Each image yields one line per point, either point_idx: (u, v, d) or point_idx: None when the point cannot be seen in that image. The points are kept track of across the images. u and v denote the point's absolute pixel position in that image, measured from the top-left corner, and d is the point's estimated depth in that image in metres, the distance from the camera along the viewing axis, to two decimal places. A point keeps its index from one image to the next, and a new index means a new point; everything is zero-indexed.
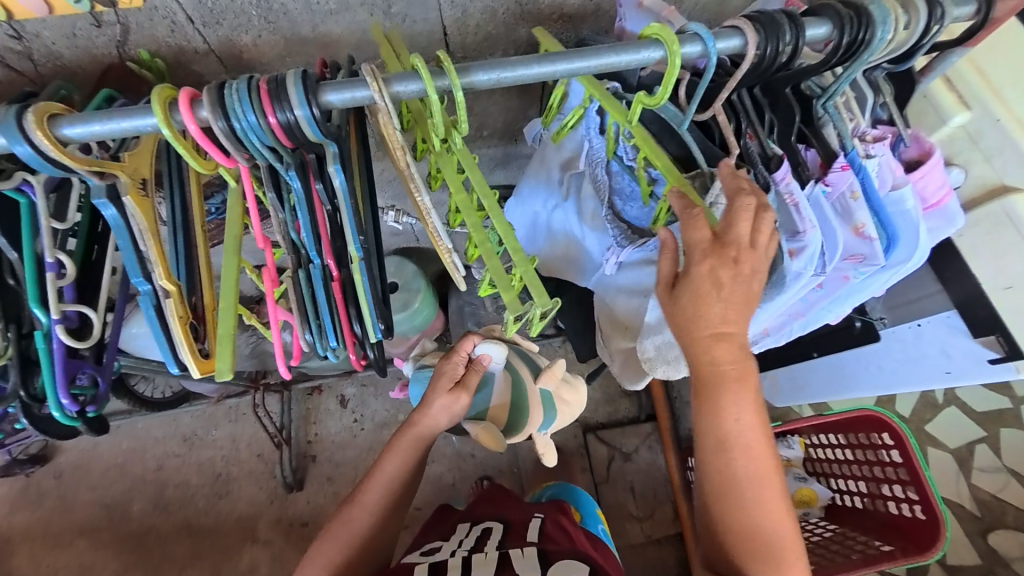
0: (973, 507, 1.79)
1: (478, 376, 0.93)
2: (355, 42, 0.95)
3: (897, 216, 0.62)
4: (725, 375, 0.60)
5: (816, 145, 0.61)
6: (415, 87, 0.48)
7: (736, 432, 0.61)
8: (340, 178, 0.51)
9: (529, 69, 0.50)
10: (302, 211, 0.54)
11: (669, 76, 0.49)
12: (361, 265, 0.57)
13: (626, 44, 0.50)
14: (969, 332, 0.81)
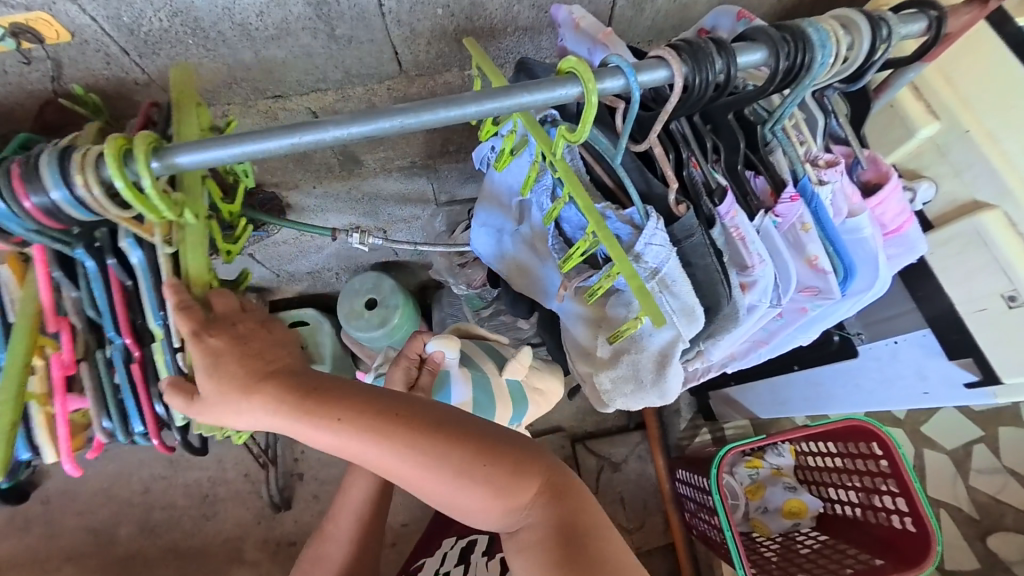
0: (971, 510, 1.74)
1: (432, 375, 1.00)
2: (303, 65, 0.93)
3: (855, 245, 0.59)
4: (309, 423, 0.55)
5: (765, 173, 0.57)
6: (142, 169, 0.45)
7: (371, 454, 0.56)
8: (137, 254, 0.54)
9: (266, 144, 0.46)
10: (97, 288, 0.56)
11: (586, 118, 0.46)
12: (163, 342, 0.57)
13: (541, 82, 0.47)
14: (945, 353, 0.77)
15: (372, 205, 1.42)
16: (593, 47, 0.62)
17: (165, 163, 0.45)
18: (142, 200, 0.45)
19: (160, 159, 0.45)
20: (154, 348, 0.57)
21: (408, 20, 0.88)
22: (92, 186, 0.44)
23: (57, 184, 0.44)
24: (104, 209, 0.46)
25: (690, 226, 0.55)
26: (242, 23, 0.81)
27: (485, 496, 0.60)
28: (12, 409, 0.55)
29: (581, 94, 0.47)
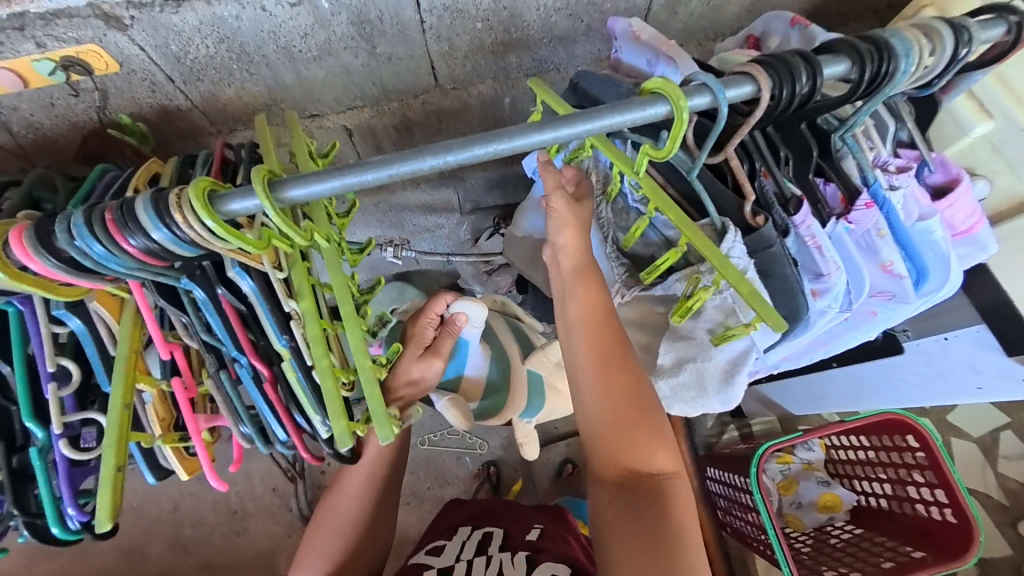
0: (1001, 497, 1.74)
1: (450, 340, 0.85)
2: (340, 84, 0.93)
3: (926, 248, 0.59)
4: (577, 278, 0.68)
5: (836, 180, 0.57)
6: (252, 204, 0.43)
7: (576, 300, 0.68)
8: (248, 282, 0.51)
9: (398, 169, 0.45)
10: (210, 314, 0.53)
11: (674, 133, 0.46)
12: (293, 362, 0.54)
13: (631, 102, 0.46)
14: (1002, 348, 0.77)
15: (397, 216, 1.40)
16: (655, 57, 0.66)
17: (279, 197, 0.44)
18: (236, 236, 0.43)
19: (274, 197, 0.44)
20: (285, 368, 0.55)
21: (447, 35, 0.88)
22: (195, 224, 0.42)
23: (154, 225, 0.42)
24: (208, 244, 0.44)
25: (770, 237, 0.55)
26: (286, 46, 0.82)
27: (617, 397, 0.66)
28: (118, 451, 0.54)
29: (669, 111, 0.46)
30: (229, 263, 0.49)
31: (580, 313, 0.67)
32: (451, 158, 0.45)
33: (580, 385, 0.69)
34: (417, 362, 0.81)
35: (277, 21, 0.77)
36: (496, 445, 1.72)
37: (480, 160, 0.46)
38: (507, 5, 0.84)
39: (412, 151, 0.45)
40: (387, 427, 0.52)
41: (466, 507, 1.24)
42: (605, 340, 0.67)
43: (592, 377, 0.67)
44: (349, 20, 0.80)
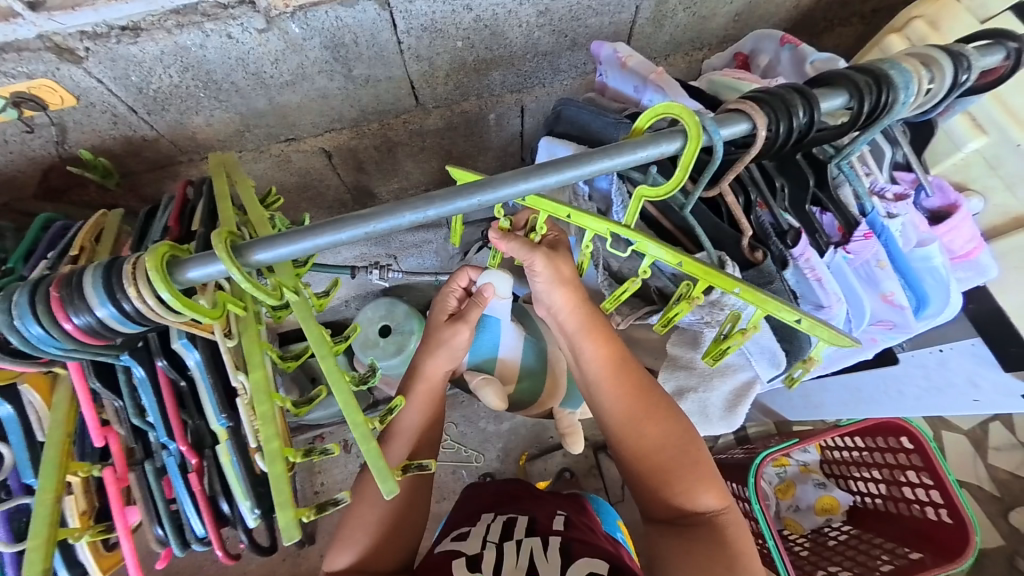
0: (992, 487, 1.68)
1: (480, 309, 0.78)
2: (317, 108, 0.89)
3: (927, 275, 0.57)
4: (588, 338, 0.69)
5: (834, 210, 0.54)
6: (212, 270, 0.41)
7: (592, 358, 0.70)
8: (193, 356, 0.51)
9: (401, 217, 0.42)
10: (145, 394, 0.53)
11: (684, 163, 0.44)
12: (228, 443, 0.55)
13: (619, 145, 0.43)
14: (999, 363, 0.76)
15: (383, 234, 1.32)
16: (643, 84, 0.64)
17: (245, 261, 0.42)
18: (191, 306, 0.41)
19: (240, 260, 0.42)
20: (219, 450, 0.55)
21: (427, 55, 0.84)
22: (148, 298, 0.40)
23: (101, 301, 0.40)
24: (161, 316, 0.42)
25: (769, 274, 0.54)
26: (256, 73, 0.78)
27: (652, 442, 0.71)
28: (45, 553, 0.48)
29: (679, 145, 0.44)
30: (175, 335, 0.50)
31: (599, 368, 0.70)
32: (431, 212, 0.43)
33: (614, 436, 0.73)
34: (444, 327, 0.78)
35: (245, 48, 0.73)
36: (492, 457, 1.67)
37: (463, 212, 0.44)
38: (488, 23, 0.81)
39: (394, 203, 0.43)
40: (388, 479, 0.46)
41: (490, 487, 1.00)
42: (624, 391, 0.71)
43: (622, 428, 0.71)
44: (323, 44, 0.76)
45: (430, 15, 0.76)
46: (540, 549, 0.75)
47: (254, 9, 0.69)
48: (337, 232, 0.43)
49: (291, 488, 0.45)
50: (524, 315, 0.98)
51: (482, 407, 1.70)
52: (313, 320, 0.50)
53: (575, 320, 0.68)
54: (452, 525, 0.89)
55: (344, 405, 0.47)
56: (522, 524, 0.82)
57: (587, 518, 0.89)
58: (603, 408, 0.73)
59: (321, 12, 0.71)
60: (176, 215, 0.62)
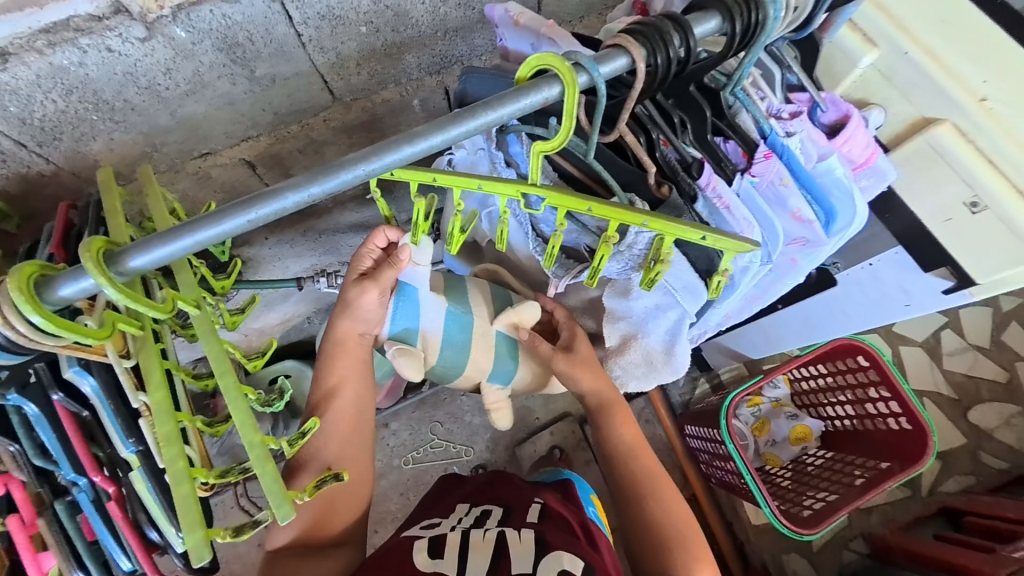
0: (950, 391, 1.78)
1: (393, 271, 0.78)
2: (227, 115, 0.86)
3: (831, 186, 0.60)
4: (617, 416, 0.88)
5: (734, 137, 0.57)
6: (87, 285, 0.41)
7: (622, 432, 0.87)
8: (88, 382, 0.51)
9: (282, 202, 0.44)
10: (44, 430, 0.54)
11: (569, 110, 0.45)
12: (140, 468, 0.54)
13: (502, 96, 0.45)
14: (920, 266, 0.80)
15: (331, 241, 1.29)
16: (538, 41, 0.64)
17: (117, 270, 0.42)
18: (68, 328, 0.41)
19: (113, 270, 0.42)
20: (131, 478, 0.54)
21: (332, 45, 0.82)
22: (18, 323, 0.40)
23: None
24: (34, 341, 0.42)
25: (678, 206, 0.56)
26: (149, 86, 0.74)
27: (660, 505, 0.81)
28: None
29: (560, 90, 0.45)
30: (68, 363, 0.50)
31: (619, 437, 0.87)
32: (315, 189, 0.45)
33: (624, 487, 0.85)
34: (354, 288, 0.79)
35: (131, 60, 0.70)
36: (482, 448, 1.67)
37: (351, 186, 0.46)
38: (389, 4, 0.79)
39: (273, 189, 0.44)
40: (286, 506, 0.48)
41: (466, 482, 0.97)
42: (641, 457, 0.86)
43: (632, 483, 0.84)
44: (215, 46, 0.73)
45: (325, 2, 0.74)
46: (513, 541, 0.73)
47: (130, 17, 0.65)
48: (221, 225, 0.44)
49: (200, 510, 0.46)
50: (452, 284, 0.95)
51: (463, 401, 1.69)
52: (213, 338, 0.50)
53: (611, 402, 0.87)
54: (421, 518, 0.87)
55: (243, 431, 0.48)
56: (496, 516, 0.81)
57: (566, 506, 0.87)
58: (622, 477, 0.85)
59: (204, 11, 0.68)
60: (58, 240, 0.63)
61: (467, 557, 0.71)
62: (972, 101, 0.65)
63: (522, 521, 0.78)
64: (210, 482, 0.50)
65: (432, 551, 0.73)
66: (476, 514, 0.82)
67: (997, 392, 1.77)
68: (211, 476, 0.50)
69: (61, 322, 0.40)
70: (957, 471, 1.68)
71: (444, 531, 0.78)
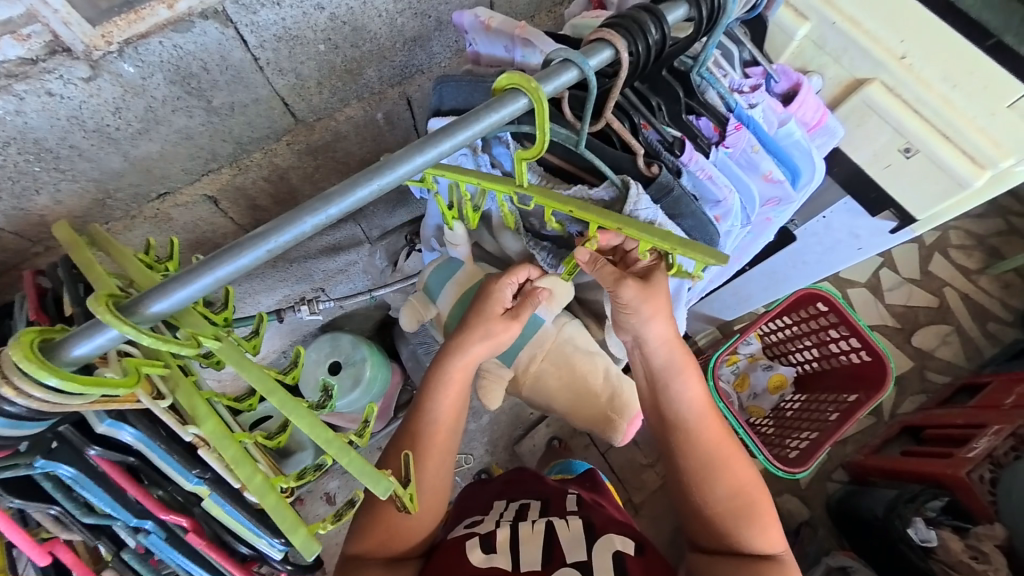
0: (895, 322, 1.98)
1: (531, 309, 0.75)
2: (183, 153, 0.81)
3: (792, 148, 0.67)
4: (679, 370, 0.77)
5: (707, 114, 0.62)
6: (111, 336, 0.38)
7: (685, 389, 0.77)
8: (128, 431, 0.49)
9: (301, 224, 0.42)
10: (89, 487, 0.51)
11: (540, 121, 0.46)
12: (214, 495, 0.54)
13: (488, 104, 0.46)
14: (867, 211, 0.90)
15: (303, 268, 1.24)
16: (512, 43, 0.68)
17: (140, 317, 0.39)
18: (94, 382, 0.38)
19: (136, 317, 0.39)
20: (207, 506, 0.53)
21: (291, 66, 0.80)
22: (38, 389, 0.37)
23: None
24: (58, 405, 0.39)
25: (667, 183, 0.59)
26: (97, 128, 0.69)
27: (723, 463, 0.76)
28: None
29: (529, 101, 0.46)
30: (98, 418, 0.47)
31: (677, 391, 0.77)
32: (332, 210, 0.43)
33: (679, 444, 0.78)
34: (495, 324, 0.75)
35: (73, 103, 0.65)
36: (482, 452, 1.67)
37: (367, 202, 0.45)
38: (346, 19, 0.78)
39: (287, 213, 0.43)
40: (383, 478, 0.44)
41: (493, 482, 0.98)
42: (703, 412, 0.77)
43: (690, 439, 0.77)
44: (168, 79, 0.69)
45: (280, 23, 0.73)
46: (562, 529, 0.75)
47: (71, 56, 0.61)
48: (236, 260, 0.41)
49: (294, 511, 0.44)
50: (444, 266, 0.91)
51: None
52: (248, 362, 0.45)
53: (676, 356, 0.76)
54: (463, 516, 0.88)
55: (310, 432, 0.45)
56: (536, 507, 0.83)
57: (598, 495, 0.90)
58: (676, 436, 0.78)
59: (154, 43, 0.65)
60: (36, 307, 0.57)
61: (519, 548, 0.73)
62: (894, 59, 0.73)
63: (563, 510, 0.81)
64: (290, 485, 0.52)
65: (486, 546, 0.74)
66: (516, 507, 0.84)
67: (932, 316, 1.98)
68: (290, 480, 0.52)
69: (81, 384, 0.38)
70: (909, 391, 1.88)
71: (490, 526, 0.79)
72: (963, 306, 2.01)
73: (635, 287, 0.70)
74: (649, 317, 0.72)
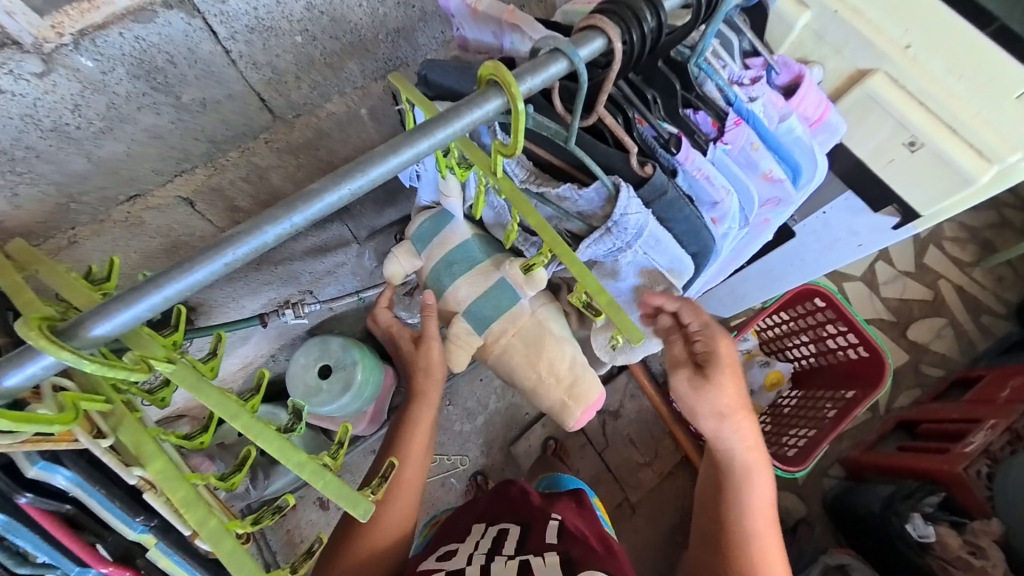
0: (890, 316, 1.97)
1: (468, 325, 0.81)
2: (154, 153, 0.77)
3: (793, 145, 0.64)
4: (752, 473, 0.79)
5: (705, 107, 0.59)
6: (47, 365, 0.34)
7: (754, 492, 0.79)
8: (63, 476, 0.44)
9: (265, 234, 0.39)
10: (19, 536, 0.46)
11: (517, 126, 0.43)
12: (162, 545, 0.49)
13: (463, 103, 0.42)
14: (868, 207, 0.87)
15: (288, 270, 1.19)
16: (500, 28, 0.64)
17: (80, 342, 0.35)
18: (27, 420, 0.36)
19: (77, 341, 0.35)
20: (154, 557, 0.49)
21: (265, 60, 0.75)
22: None
23: None
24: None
25: (661, 186, 0.57)
26: (55, 127, 0.65)
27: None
28: None
29: (505, 103, 0.42)
30: (29, 462, 0.42)
31: (744, 492, 0.79)
32: (297, 219, 0.39)
33: (726, 536, 0.79)
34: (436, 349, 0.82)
35: (28, 100, 0.61)
36: (477, 454, 1.64)
37: (337, 208, 0.41)
38: (324, 9, 0.74)
39: (246, 222, 0.39)
40: (359, 502, 0.44)
41: (480, 503, 0.94)
42: (761, 518, 0.79)
43: (737, 536, 0.78)
44: (131, 74, 0.65)
45: (252, 13, 0.68)
46: (537, 562, 0.71)
47: (21, 50, 0.57)
48: (192, 273, 0.38)
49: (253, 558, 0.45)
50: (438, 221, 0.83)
51: (450, 411, 1.64)
52: (205, 387, 0.42)
53: (748, 459, 0.78)
54: (439, 545, 0.85)
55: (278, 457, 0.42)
56: (512, 538, 0.79)
57: (583, 518, 0.87)
58: (730, 528, 0.79)
59: (113, 34, 0.60)
60: None
61: None
62: (898, 50, 0.70)
63: (540, 541, 0.77)
64: (246, 531, 0.48)
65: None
66: (492, 538, 0.80)
67: (926, 309, 1.98)
68: (245, 525, 0.48)
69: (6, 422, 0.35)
70: (904, 385, 1.87)
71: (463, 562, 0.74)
72: (957, 300, 2.00)
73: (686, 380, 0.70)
74: (734, 421, 0.75)
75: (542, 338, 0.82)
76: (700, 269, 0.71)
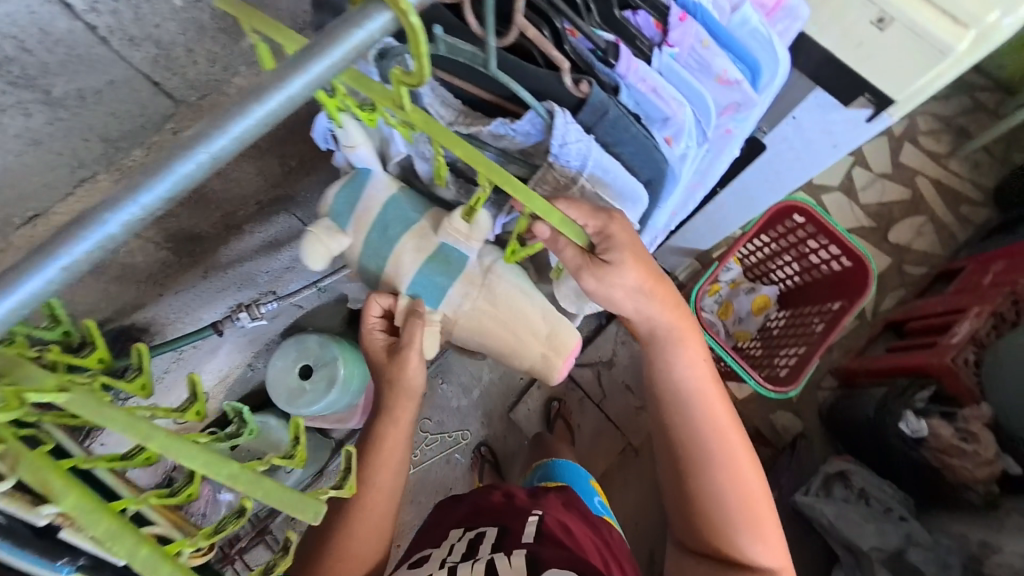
0: (871, 222, 1.95)
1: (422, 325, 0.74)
2: (41, 165, 0.67)
3: (748, 39, 0.56)
4: (682, 342, 0.72)
5: (645, 6, 0.52)
6: None
7: (683, 368, 0.72)
8: None
9: (108, 225, 0.30)
10: None
11: (417, 50, 0.34)
12: None
13: (341, 19, 0.33)
14: (839, 102, 0.81)
15: (243, 272, 1.08)
16: None
17: None
18: None
19: None
20: None
21: (143, 34, 0.65)
22: None
23: None
24: None
25: (601, 103, 0.50)
26: None
27: (719, 451, 0.71)
28: None
29: (393, 18, 0.34)
30: None
31: (678, 369, 0.72)
32: (148, 198, 0.31)
33: (668, 415, 0.73)
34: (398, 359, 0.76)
35: None
36: (477, 426, 1.63)
37: (199, 180, 0.32)
38: None
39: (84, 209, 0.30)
40: (308, 504, 0.40)
41: (465, 498, 0.95)
42: (706, 394, 0.73)
43: (679, 411, 0.72)
44: None
45: None
46: (502, 567, 0.71)
47: None
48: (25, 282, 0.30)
49: None
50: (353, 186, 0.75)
51: (445, 389, 1.63)
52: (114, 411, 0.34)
53: (674, 325, 0.71)
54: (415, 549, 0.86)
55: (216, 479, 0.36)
56: (489, 536, 0.79)
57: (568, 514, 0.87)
58: (669, 410, 0.73)
59: None
60: None
61: None
62: None
63: (516, 542, 0.77)
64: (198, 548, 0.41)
65: None
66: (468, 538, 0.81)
67: (906, 210, 1.96)
68: (197, 542, 0.41)
69: None
70: (890, 288, 1.88)
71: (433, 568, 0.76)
72: (936, 195, 1.98)
73: (591, 270, 0.61)
74: (643, 291, 0.66)
75: (510, 294, 0.78)
76: (659, 197, 0.65)
